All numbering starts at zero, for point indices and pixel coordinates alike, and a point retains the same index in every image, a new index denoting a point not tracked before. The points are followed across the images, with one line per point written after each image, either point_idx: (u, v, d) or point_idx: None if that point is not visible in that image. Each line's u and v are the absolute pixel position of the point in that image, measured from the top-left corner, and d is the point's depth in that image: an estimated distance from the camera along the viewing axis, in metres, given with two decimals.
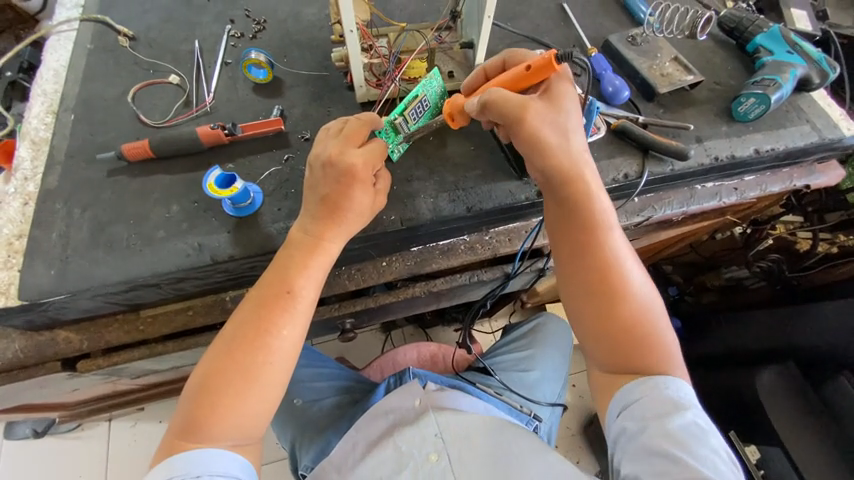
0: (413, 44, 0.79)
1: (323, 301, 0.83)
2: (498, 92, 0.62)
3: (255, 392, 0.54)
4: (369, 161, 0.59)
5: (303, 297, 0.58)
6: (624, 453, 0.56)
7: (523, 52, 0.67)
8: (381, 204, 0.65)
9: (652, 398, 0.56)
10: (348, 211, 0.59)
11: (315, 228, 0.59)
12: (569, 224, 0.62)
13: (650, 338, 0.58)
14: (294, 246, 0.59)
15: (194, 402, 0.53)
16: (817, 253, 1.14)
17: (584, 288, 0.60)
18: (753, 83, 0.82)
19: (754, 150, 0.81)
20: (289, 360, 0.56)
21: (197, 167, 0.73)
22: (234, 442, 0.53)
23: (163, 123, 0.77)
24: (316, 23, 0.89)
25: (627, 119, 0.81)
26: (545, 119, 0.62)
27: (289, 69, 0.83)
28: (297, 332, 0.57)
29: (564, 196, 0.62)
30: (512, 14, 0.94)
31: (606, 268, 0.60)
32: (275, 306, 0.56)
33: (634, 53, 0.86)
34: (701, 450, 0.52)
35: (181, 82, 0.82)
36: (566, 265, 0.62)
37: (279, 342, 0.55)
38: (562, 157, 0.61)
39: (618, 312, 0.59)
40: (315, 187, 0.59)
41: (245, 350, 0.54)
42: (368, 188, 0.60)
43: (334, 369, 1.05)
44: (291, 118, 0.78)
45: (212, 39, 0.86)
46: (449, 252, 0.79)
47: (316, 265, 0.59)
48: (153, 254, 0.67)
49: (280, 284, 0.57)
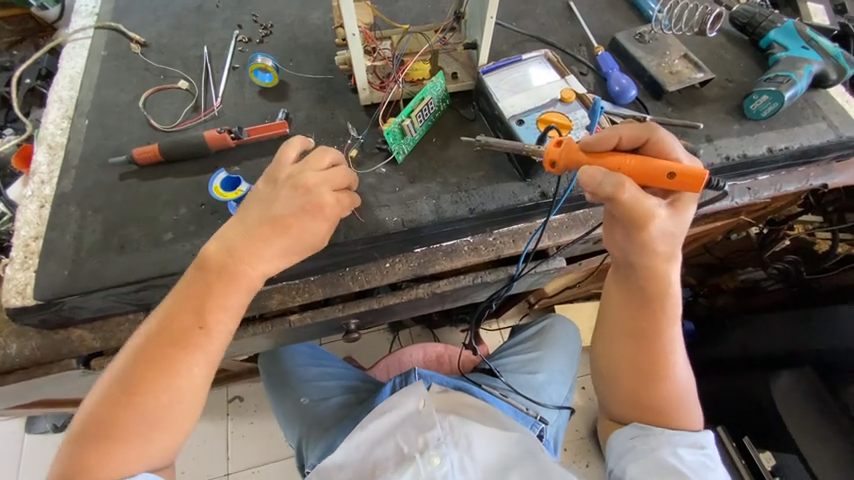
0: (417, 47, 0.80)
1: (328, 302, 0.84)
2: (630, 186, 0.51)
3: (160, 429, 0.55)
4: (341, 201, 0.60)
5: (214, 334, 0.57)
6: (631, 466, 0.60)
7: (668, 140, 0.57)
8: (333, 230, 0.61)
9: (665, 428, 0.60)
10: (269, 237, 0.57)
11: (225, 253, 0.56)
12: (637, 317, 0.59)
13: (678, 416, 0.61)
14: (206, 274, 0.56)
15: (91, 443, 0.52)
16: (836, 254, 1.10)
17: (632, 373, 0.61)
18: (766, 80, 0.80)
19: (767, 149, 0.79)
20: (199, 394, 0.57)
21: (205, 170, 0.75)
22: (149, 468, 0.55)
23: (172, 127, 0.79)
24: (321, 26, 0.90)
25: (633, 118, 0.78)
26: (662, 228, 0.53)
27: (295, 72, 0.85)
28: (206, 365, 0.57)
29: (643, 293, 0.57)
30: (518, 14, 0.93)
31: (660, 364, 0.59)
32: (184, 342, 0.55)
33: (641, 51, 0.84)
34: (708, 478, 0.56)
35: (190, 87, 0.83)
36: (621, 350, 0.61)
37: (186, 378, 0.55)
38: (659, 261, 0.55)
39: (650, 396, 0.60)
40: (246, 213, 0.58)
41: (151, 389, 0.54)
42: (312, 210, 0.57)
43: (340, 369, 1.07)
44: (296, 122, 0.79)
45: (220, 45, 0.88)
46: (453, 253, 0.76)
47: (236, 293, 0.57)
48: (162, 255, 0.69)
49: (191, 321, 0.56)
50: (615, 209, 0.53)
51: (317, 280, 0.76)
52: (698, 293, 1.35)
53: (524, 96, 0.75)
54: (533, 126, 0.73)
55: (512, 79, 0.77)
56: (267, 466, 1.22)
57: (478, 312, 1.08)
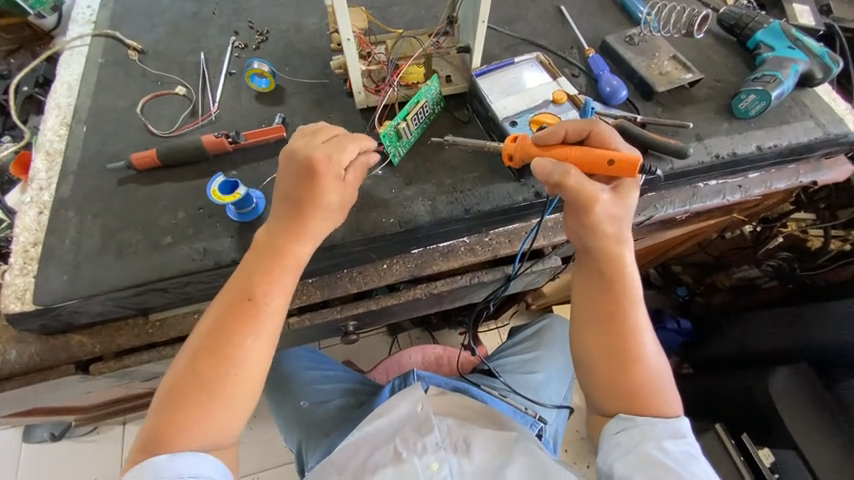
0: (411, 51, 0.81)
1: (326, 304, 0.85)
2: (575, 172, 0.57)
3: (221, 401, 0.55)
4: (330, 152, 0.60)
5: (267, 305, 0.58)
6: (620, 466, 0.57)
7: (608, 133, 0.62)
8: (353, 198, 0.63)
9: (650, 421, 0.57)
10: (319, 208, 0.59)
11: (279, 229, 0.60)
12: (601, 299, 0.61)
13: (656, 402, 0.59)
14: (260, 251, 0.60)
15: (161, 412, 0.54)
16: (830, 250, 1.12)
17: (605, 360, 0.60)
18: (754, 79, 0.81)
19: (756, 147, 0.80)
20: (257, 368, 0.57)
21: (203, 174, 0.76)
22: (207, 446, 0.55)
23: (170, 133, 0.80)
24: (317, 32, 0.91)
25: (625, 118, 0.80)
26: (608, 208, 0.58)
27: (292, 77, 0.86)
28: (263, 339, 0.58)
29: (602, 274, 0.60)
30: (510, 18, 0.95)
31: (630, 346, 0.59)
32: (240, 315, 0.57)
33: (631, 52, 0.86)
34: (694, 469, 0.54)
35: (188, 93, 0.84)
36: (590, 336, 0.61)
37: (244, 350, 0.56)
38: (610, 241, 0.59)
39: (625, 380, 0.59)
40: (282, 186, 0.61)
41: (211, 359, 0.55)
42: (334, 183, 0.60)
43: (339, 372, 1.07)
44: (293, 126, 0.80)
45: (217, 51, 0.89)
46: (449, 253, 0.79)
47: (286, 270, 0.59)
48: (160, 259, 0.69)
49: (245, 292, 0.58)
50: (566, 194, 0.58)
51: (315, 282, 0.78)
52: (694, 292, 1.33)
53: (517, 98, 0.77)
54: (526, 128, 0.74)
55: (505, 81, 0.79)
56: (268, 471, 1.22)
57: (475, 314, 1.09)
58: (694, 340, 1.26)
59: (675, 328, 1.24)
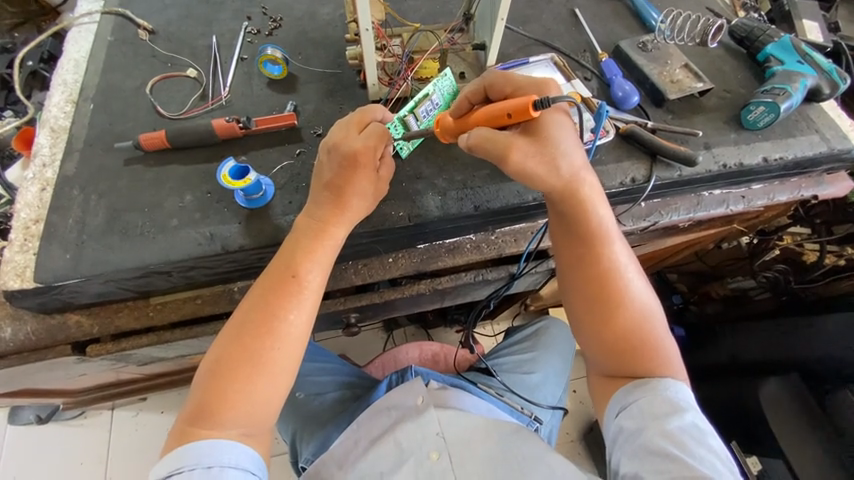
0: (426, 45, 0.81)
1: (328, 296, 0.85)
2: (482, 133, 0.60)
3: (265, 377, 0.55)
4: (370, 144, 0.61)
5: (308, 282, 0.59)
6: (623, 453, 0.56)
7: (509, 79, 0.63)
8: (382, 191, 0.67)
9: (650, 398, 0.56)
10: (355, 196, 0.61)
11: (321, 213, 0.61)
12: (572, 245, 0.63)
13: (649, 344, 0.59)
14: (300, 232, 0.61)
15: (204, 388, 0.54)
16: (825, 265, 1.12)
17: (589, 308, 0.62)
18: (763, 91, 0.82)
19: (762, 158, 0.81)
20: (297, 346, 0.57)
21: (212, 158, 0.75)
22: (242, 432, 0.54)
23: (179, 115, 0.79)
24: (331, 22, 0.91)
25: (636, 123, 0.80)
26: (536, 151, 0.60)
27: (304, 66, 0.85)
28: (304, 316, 0.58)
29: (566, 220, 0.62)
30: (524, 18, 0.95)
31: (609, 289, 0.61)
32: (282, 291, 0.58)
33: (644, 59, 0.86)
34: (700, 452, 0.52)
35: (198, 76, 0.83)
36: (572, 285, 0.64)
37: (287, 326, 0.57)
38: (559, 182, 0.60)
39: (610, 324, 0.60)
40: (320, 173, 0.62)
41: (254, 336, 0.55)
42: (369, 172, 0.61)
43: (336, 364, 1.06)
44: (304, 114, 0.80)
45: (229, 35, 0.88)
46: (455, 250, 0.80)
47: (322, 251, 0.60)
48: (165, 242, 0.69)
49: (288, 268, 0.59)
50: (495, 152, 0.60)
51: None
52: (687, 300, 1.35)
53: None
54: None
55: None
56: None
57: (474, 313, 1.10)
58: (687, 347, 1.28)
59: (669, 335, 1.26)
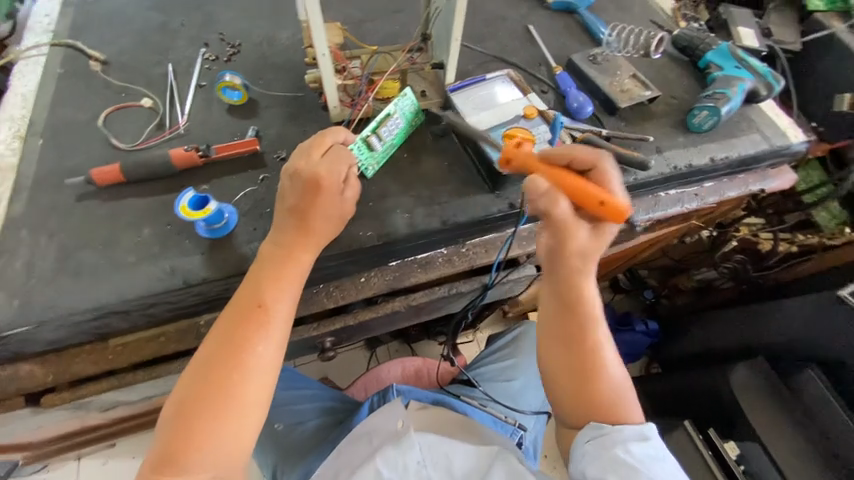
0: (385, 66, 0.82)
1: (301, 322, 0.84)
2: (542, 184, 0.59)
3: (234, 413, 0.53)
4: (332, 168, 0.61)
5: (276, 312, 0.58)
6: (593, 475, 0.57)
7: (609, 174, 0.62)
8: (349, 214, 0.66)
9: (615, 428, 0.58)
10: (319, 219, 0.61)
11: (286, 238, 0.60)
12: (560, 318, 0.63)
13: (617, 404, 0.61)
14: (265, 260, 0.60)
15: (171, 430, 0.52)
16: (779, 252, 1.18)
17: (571, 363, 0.62)
18: (706, 96, 0.88)
19: (709, 158, 0.86)
20: (267, 377, 0.56)
21: (171, 189, 0.73)
22: (213, 474, 0.51)
23: (135, 146, 0.77)
24: (291, 46, 0.91)
25: (592, 132, 0.83)
26: (573, 219, 0.60)
27: (265, 90, 0.85)
28: (273, 347, 0.57)
29: (559, 283, 0.63)
30: (481, 36, 0.99)
31: (594, 350, 0.62)
32: (249, 322, 0.56)
33: (595, 71, 0.90)
34: (663, 472, 0.55)
35: (154, 105, 0.82)
36: (554, 353, 0.64)
37: (255, 358, 0.55)
38: (568, 250, 0.61)
39: (585, 380, 0.62)
40: (283, 198, 0.61)
41: (222, 371, 0.54)
42: (333, 195, 0.61)
43: (316, 390, 1.03)
44: (266, 139, 0.79)
45: (186, 62, 0.87)
46: (427, 265, 0.79)
47: (288, 277, 0.59)
48: (124, 280, 0.66)
49: (254, 298, 0.57)
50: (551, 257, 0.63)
51: None
52: (660, 293, 1.43)
53: (490, 114, 0.78)
54: (500, 142, 0.76)
55: (478, 97, 0.81)
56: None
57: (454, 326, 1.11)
58: (661, 341, 1.32)
59: (644, 329, 1.32)
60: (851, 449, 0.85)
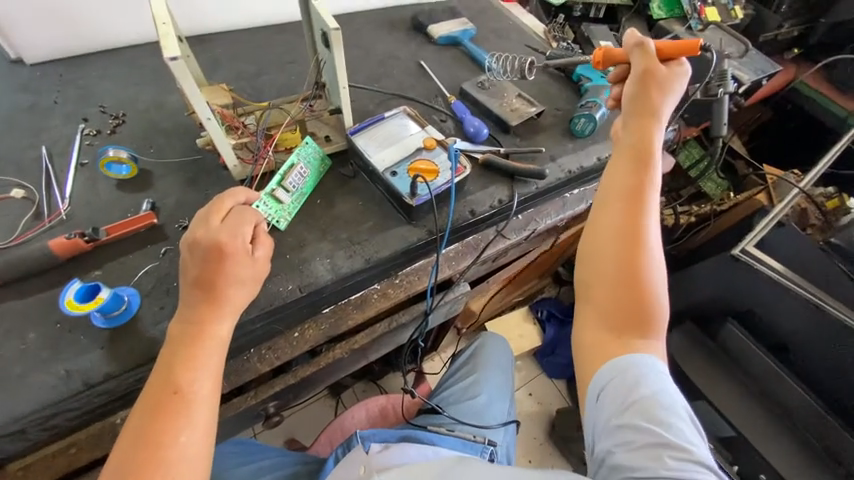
0: (280, 118, 0.83)
1: (240, 392, 0.78)
2: (647, 51, 0.69)
3: None
4: (235, 231, 0.59)
5: (195, 394, 0.53)
6: (603, 437, 0.52)
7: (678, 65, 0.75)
8: (267, 271, 0.63)
9: (621, 376, 0.53)
10: (231, 285, 0.58)
11: (195, 313, 0.56)
12: (638, 169, 0.62)
13: (652, 301, 0.56)
14: (175, 342, 0.55)
15: None
16: (681, 224, 1.35)
17: (621, 261, 0.57)
18: (582, 105, 0.99)
19: (596, 158, 0.96)
20: (197, 469, 0.51)
21: (58, 282, 0.66)
22: None
23: (8, 242, 0.69)
24: (182, 109, 0.88)
25: (491, 152, 0.90)
26: (656, 89, 0.66)
27: (158, 159, 0.81)
28: (199, 433, 0.52)
29: (638, 160, 0.63)
30: (377, 76, 1.04)
31: (638, 243, 0.58)
32: (165, 413, 0.51)
33: (485, 96, 0.99)
34: (670, 420, 0.50)
35: (28, 193, 0.74)
36: (607, 246, 0.59)
37: (179, 452, 0.50)
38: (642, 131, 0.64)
39: (624, 277, 0.57)
40: (186, 271, 0.58)
41: (139, 476, 0.48)
42: (242, 258, 0.59)
43: (275, 458, 0.96)
44: (165, 209, 0.75)
45: (62, 142, 0.81)
46: (362, 304, 0.78)
47: (205, 353, 0.55)
48: (6, 398, 0.58)
49: (167, 385, 0.52)
50: (638, 93, 0.67)
51: None
52: None
53: (393, 149, 0.81)
54: (406, 175, 0.79)
55: (380, 135, 0.83)
56: None
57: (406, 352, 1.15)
58: None
59: None
60: (774, 385, 0.96)
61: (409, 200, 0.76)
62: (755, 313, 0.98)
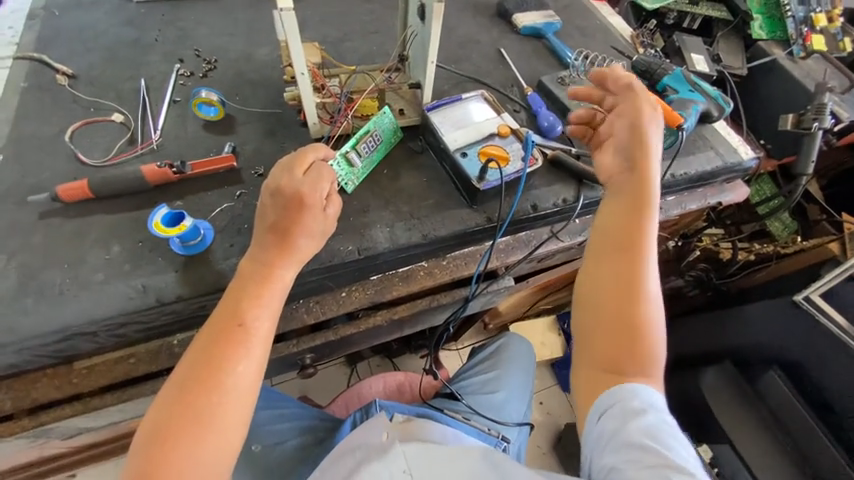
0: (364, 84, 0.85)
1: (281, 338, 0.82)
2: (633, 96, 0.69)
3: (212, 435, 0.51)
4: (314, 184, 0.61)
5: (256, 330, 0.56)
6: (606, 456, 0.52)
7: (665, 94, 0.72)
8: (333, 229, 0.65)
9: (623, 396, 0.54)
10: (302, 236, 0.60)
11: (267, 255, 0.59)
12: (625, 214, 0.62)
13: (643, 341, 0.57)
14: (245, 278, 0.59)
15: (143, 456, 0.49)
16: (740, 260, 1.26)
17: (608, 305, 0.59)
18: None
19: (670, 174, 0.93)
20: (247, 399, 0.54)
21: (143, 205, 0.71)
22: None
23: (104, 161, 0.74)
24: (268, 63, 0.91)
25: (562, 150, 0.88)
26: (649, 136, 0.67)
27: (242, 106, 0.85)
28: (254, 366, 0.55)
29: (622, 208, 0.63)
30: (456, 58, 1.03)
31: (626, 286, 0.59)
32: (228, 341, 0.54)
33: (564, 92, 0.96)
34: (670, 441, 0.50)
35: (125, 120, 0.80)
36: (596, 292, 0.60)
37: (235, 379, 0.53)
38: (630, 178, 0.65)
39: (611, 321, 0.58)
40: (264, 215, 0.61)
41: (199, 392, 0.52)
42: (316, 212, 0.61)
43: (295, 408, 1.00)
44: (243, 155, 0.79)
45: (159, 78, 0.86)
46: (409, 278, 0.80)
47: (269, 294, 0.58)
48: (90, 299, 0.64)
49: (234, 316, 0.56)
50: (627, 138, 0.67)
51: None
52: None
53: (467, 131, 0.81)
54: (476, 159, 0.79)
55: (454, 116, 0.83)
56: None
57: (435, 339, 1.15)
58: None
59: None
60: (814, 448, 0.89)
61: (476, 183, 0.77)
62: (806, 368, 0.91)
